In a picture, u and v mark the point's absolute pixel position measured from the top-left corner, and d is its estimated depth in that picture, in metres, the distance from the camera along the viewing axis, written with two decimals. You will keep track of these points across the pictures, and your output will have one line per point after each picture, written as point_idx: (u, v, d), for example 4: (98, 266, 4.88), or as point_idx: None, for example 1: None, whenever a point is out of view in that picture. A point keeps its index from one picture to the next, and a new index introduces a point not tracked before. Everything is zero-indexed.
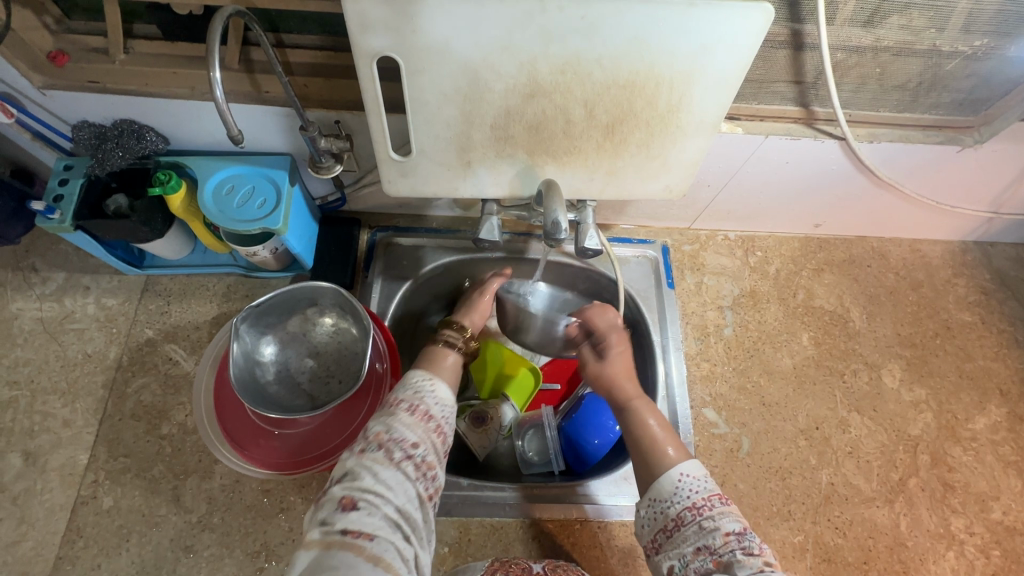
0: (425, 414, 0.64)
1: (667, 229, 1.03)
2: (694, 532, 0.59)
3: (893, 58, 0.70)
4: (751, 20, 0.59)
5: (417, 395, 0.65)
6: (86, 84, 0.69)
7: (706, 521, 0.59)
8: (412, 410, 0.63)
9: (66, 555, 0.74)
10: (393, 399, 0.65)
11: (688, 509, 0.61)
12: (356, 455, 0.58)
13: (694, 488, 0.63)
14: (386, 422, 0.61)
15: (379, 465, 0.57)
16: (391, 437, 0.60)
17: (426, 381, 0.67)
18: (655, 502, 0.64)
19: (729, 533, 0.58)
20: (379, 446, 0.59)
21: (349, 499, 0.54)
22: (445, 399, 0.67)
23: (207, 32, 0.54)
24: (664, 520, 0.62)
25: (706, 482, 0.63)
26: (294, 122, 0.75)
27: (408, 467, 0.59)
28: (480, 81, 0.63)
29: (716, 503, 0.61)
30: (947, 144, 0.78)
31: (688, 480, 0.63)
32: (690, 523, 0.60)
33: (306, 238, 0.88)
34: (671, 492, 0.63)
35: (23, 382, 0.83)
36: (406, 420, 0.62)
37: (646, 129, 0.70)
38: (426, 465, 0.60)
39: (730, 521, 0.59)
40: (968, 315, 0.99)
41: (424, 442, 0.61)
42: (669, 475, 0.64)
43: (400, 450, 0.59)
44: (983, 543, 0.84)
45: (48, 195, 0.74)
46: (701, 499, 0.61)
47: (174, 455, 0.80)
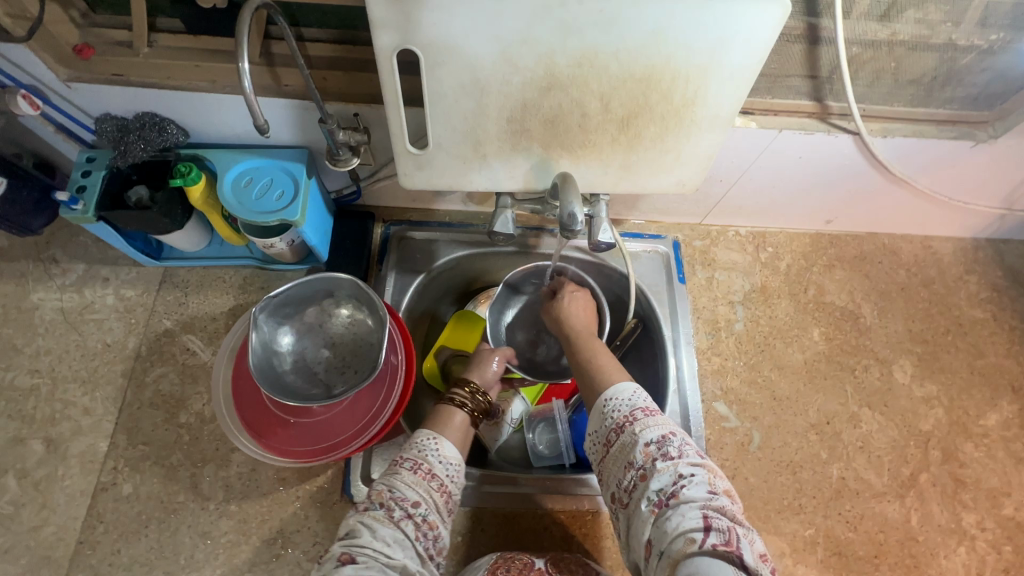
0: (429, 473, 0.61)
1: (678, 224, 1.04)
2: (624, 450, 0.58)
3: (908, 53, 0.70)
4: (768, 15, 0.59)
5: (422, 453, 0.63)
6: (110, 77, 0.70)
7: (631, 435, 0.58)
8: (414, 469, 0.61)
9: (87, 539, 0.75)
10: (398, 456, 0.63)
11: (615, 429, 0.59)
12: (359, 512, 0.57)
13: (620, 406, 0.61)
14: (389, 479, 0.60)
15: (379, 522, 0.55)
16: (393, 494, 0.58)
17: (431, 438, 0.64)
18: (591, 431, 0.63)
19: (651, 444, 0.56)
20: (380, 504, 0.57)
21: (347, 555, 0.53)
22: (451, 458, 0.64)
23: (236, 24, 0.55)
24: (601, 444, 0.61)
25: (632, 400, 0.62)
26: (312, 115, 0.76)
27: (408, 527, 0.56)
28: (498, 75, 0.64)
29: (640, 417, 0.59)
30: (961, 139, 0.78)
31: (615, 399, 0.62)
32: (618, 443, 0.59)
33: (322, 231, 0.89)
34: (600, 417, 0.62)
35: (45, 370, 0.84)
36: (408, 478, 0.60)
37: (661, 123, 0.71)
38: (428, 525, 0.58)
39: (654, 431, 0.57)
40: (980, 311, 0.99)
41: (425, 501, 0.59)
42: (600, 403, 0.63)
43: (400, 509, 0.57)
44: (994, 539, 0.84)
45: (71, 185, 0.76)
46: (626, 414, 0.60)
47: (192, 443, 0.81)
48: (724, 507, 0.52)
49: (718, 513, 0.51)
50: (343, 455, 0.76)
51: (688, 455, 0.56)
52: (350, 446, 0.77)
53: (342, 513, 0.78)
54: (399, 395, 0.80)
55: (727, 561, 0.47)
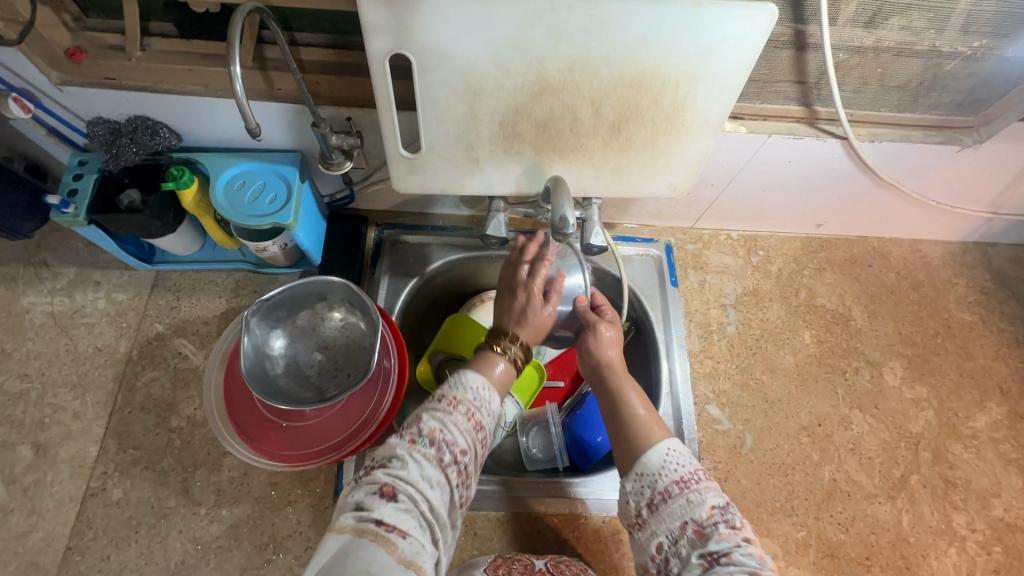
0: (480, 424, 0.60)
1: (670, 228, 1.05)
2: (682, 506, 0.57)
3: (893, 59, 0.71)
4: (755, 21, 0.60)
5: (476, 402, 0.61)
6: (103, 80, 0.70)
7: (695, 493, 0.57)
8: (468, 416, 0.59)
9: (76, 545, 0.75)
10: (452, 396, 0.61)
11: (677, 482, 0.58)
12: (407, 443, 0.56)
13: (681, 461, 0.60)
14: (441, 418, 0.58)
15: (426, 460, 0.55)
16: (444, 436, 0.57)
17: (486, 389, 0.63)
18: (635, 471, 0.61)
19: (714, 508, 0.56)
20: (431, 442, 0.56)
21: (390, 488, 0.53)
22: (496, 412, 0.64)
23: (227, 28, 0.56)
24: (647, 493, 0.59)
25: (691, 458, 0.61)
26: (304, 119, 0.76)
27: (452, 473, 0.56)
28: (490, 79, 0.65)
29: (703, 478, 0.59)
30: (947, 143, 0.79)
31: (677, 451, 0.61)
32: (678, 498, 0.57)
33: (315, 235, 0.89)
34: (658, 464, 0.60)
35: (34, 375, 0.84)
36: (463, 424, 0.59)
37: (652, 128, 0.71)
38: (466, 474, 0.58)
39: (713, 496, 0.57)
40: (968, 314, 1.01)
41: (471, 450, 0.58)
42: (660, 445, 0.61)
43: (450, 454, 0.56)
44: (984, 540, 0.84)
45: (62, 188, 0.76)
46: (689, 471, 0.59)
47: (183, 447, 0.81)
48: None
49: None
50: (334, 459, 0.76)
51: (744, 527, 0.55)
52: (341, 450, 0.77)
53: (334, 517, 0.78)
54: (391, 398, 0.80)
55: None
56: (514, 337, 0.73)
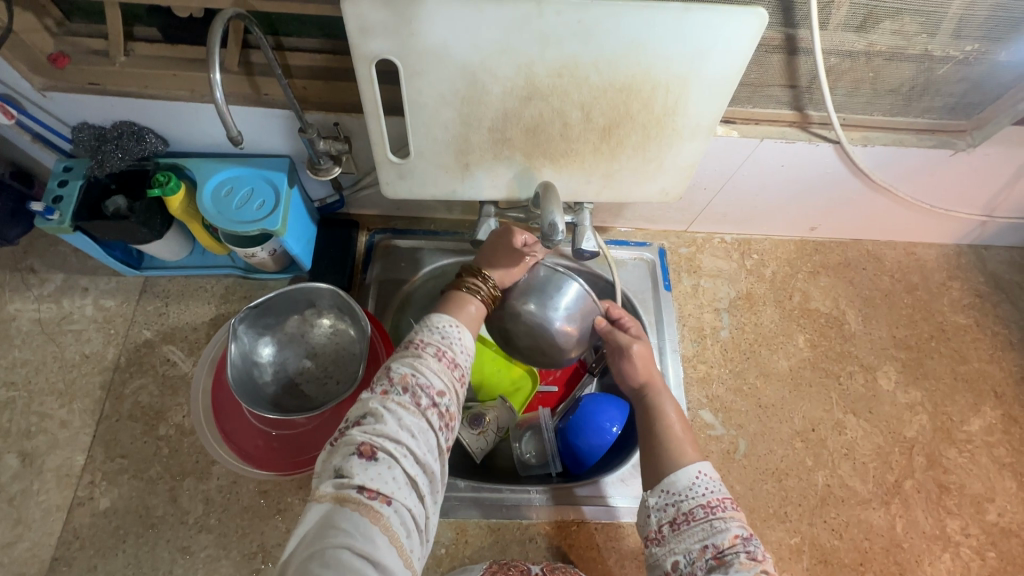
0: (452, 362, 0.60)
1: (663, 232, 1.04)
2: (704, 530, 0.56)
3: (886, 63, 0.71)
4: (745, 25, 0.59)
5: (446, 342, 0.61)
6: (87, 86, 0.69)
7: (719, 519, 0.56)
8: (438, 356, 0.59)
9: (62, 556, 0.74)
10: (419, 340, 0.61)
11: (703, 507, 0.58)
12: (379, 396, 0.55)
13: (709, 488, 0.59)
14: (413, 363, 0.57)
15: (404, 411, 0.54)
16: (418, 380, 0.56)
17: (454, 327, 0.63)
18: (664, 489, 0.61)
19: (737, 538, 0.54)
20: (404, 389, 0.55)
21: (368, 449, 0.51)
22: (469, 349, 0.64)
23: (208, 34, 0.55)
24: (671, 512, 0.59)
25: (720, 485, 0.60)
26: (292, 124, 0.75)
27: (433, 417, 0.55)
28: (478, 84, 0.64)
29: (729, 506, 0.58)
30: (940, 147, 0.79)
31: (704, 475, 0.60)
32: (702, 521, 0.57)
33: (305, 240, 0.88)
34: (686, 485, 0.60)
35: (21, 382, 0.83)
36: (434, 366, 0.58)
37: (643, 132, 0.70)
38: (448, 416, 0.57)
39: (737, 526, 0.56)
40: (963, 317, 1.00)
41: (448, 392, 0.58)
42: (688, 467, 0.62)
43: (426, 397, 0.55)
44: (978, 545, 0.84)
45: (47, 195, 0.75)
46: (716, 499, 0.58)
47: (171, 455, 0.80)
48: None
49: None
50: None
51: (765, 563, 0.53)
52: None
53: None
54: None
55: None
56: (487, 277, 0.76)
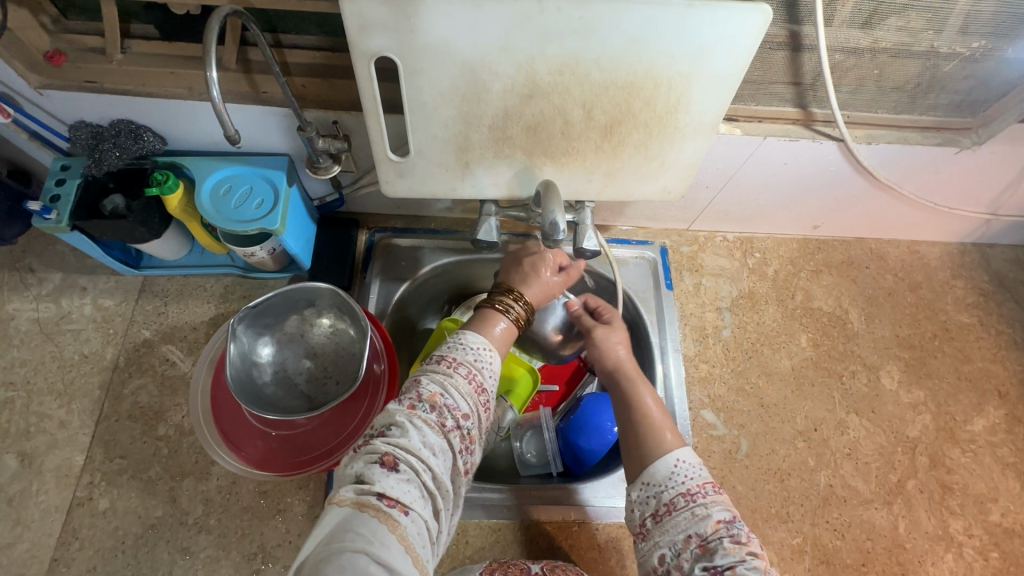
0: (480, 386, 0.60)
1: (665, 231, 1.03)
2: (687, 519, 0.54)
3: (891, 60, 0.70)
4: (749, 22, 0.59)
5: (476, 363, 0.62)
6: (83, 84, 0.68)
7: (700, 507, 0.55)
8: (468, 378, 0.59)
9: (62, 557, 0.74)
10: (451, 357, 0.61)
11: (682, 495, 0.56)
12: (406, 409, 0.55)
13: (689, 474, 0.57)
14: (442, 383, 0.57)
15: (429, 428, 0.54)
16: (445, 401, 0.56)
17: (485, 350, 0.64)
18: (644, 481, 0.59)
19: (719, 522, 0.53)
20: (432, 406, 0.55)
21: (391, 459, 0.51)
22: (496, 375, 0.64)
23: (205, 32, 0.54)
24: (651, 503, 0.57)
25: (700, 469, 0.58)
26: (291, 122, 0.75)
27: (455, 439, 0.55)
28: (478, 82, 0.63)
29: (710, 491, 0.56)
30: (945, 145, 0.78)
31: (682, 463, 0.58)
32: (683, 511, 0.55)
33: (304, 239, 0.87)
34: (665, 475, 0.58)
35: (19, 382, 0.83)
36: (463, 389, 0.58)
37: (644, 130, 0.70)
38: (470, 439, 0.57)
39: (721, 511, 0.54)
40: (967, 316, 0.99)
41: (473, 416, 0.58)
42: (665, 458, 0.59)
43: (452, 418, 0.56)
44: (981, 545, 0.84)
45: (45, 195, 0.74)
46: (697, 484, 0.56)
47: (171, 456, 0.80)
48: None
49: None
50: (324, 468, 0.75)
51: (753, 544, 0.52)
52: (331, 458, 0.76)
53: None
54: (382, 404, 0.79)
55: None
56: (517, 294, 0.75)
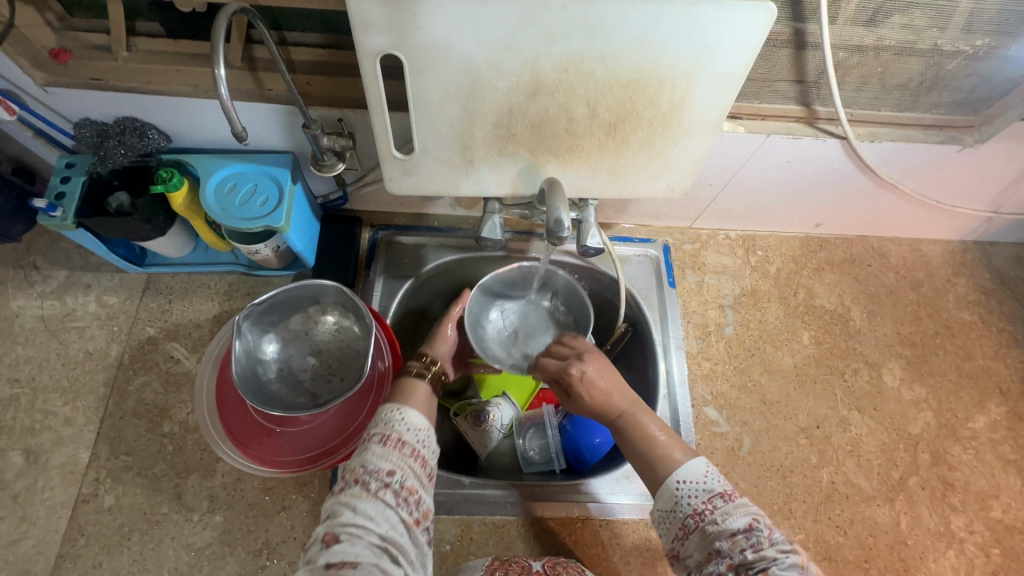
0: (400, 441, 0.59)
1: (668, 228, 1.04)
2: (706, 540, 0.55)
3: (894, 58, 0.70)
4: (753, 20, 0.59)
5: (391, 423, 0.60)
6: (89, 81, 0.68)
7: (714, 526, 0.55)
8: (383, 440, 0.59)
9: (67, 553, 0.74)
10: (367, 431, 0.61)
11: (693, 516, 0.56)
12: (336, 492, 0.56)
13: (695, 491, 0.57)
14: (361, 455, 0.57)
15: (356, 498, 0.54)
16: (365, 469, 0.56)
17: (395, 410, 0.62)
18: (657, 510, 0.60)
19: (737, 534, 0.54)
20: (354, 480, 0.55)
21: (331, 535, 0.52)
22: (420, 423, 0.62)
23: (213, 29, 0.54)
24: (671, 529, 0.58)
25: (706, 483, 0.58)
26: (295, 120, 0.75)
27: (388, 496, 0.55)
28: (483, 80, 0.63)
29: (720, 503, 0.56)
30: (948, 143, 0.79)
31: (688, 483, 0.58)
32: (699, 531, 0.56)
33: (308, 236, 0.88)
34: (672, 501, 0.58)
35: (24, 379, 0.83)
36: (379, 450, 0.57)
37: (648, 128, 0.70)
38: (408, 490, 0.56)
39: (738, 519, 0.55)
40: (968, 314, 1.00)
41: (401, 468, 0.57)
42: (669, 485, 0.59)
43: (376, 480, 0.55)
44: (983, 542, 0.84)
45: (50, 192, 0.74)
46: (704, 501, 0.57)
47: (175, 453, 0.80)
48: None
49: None
50: (330, 464, 0.76)
51: (776, 539, 0.54)
52: (337, 454, 0.76)
53: None
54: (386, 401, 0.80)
55: None
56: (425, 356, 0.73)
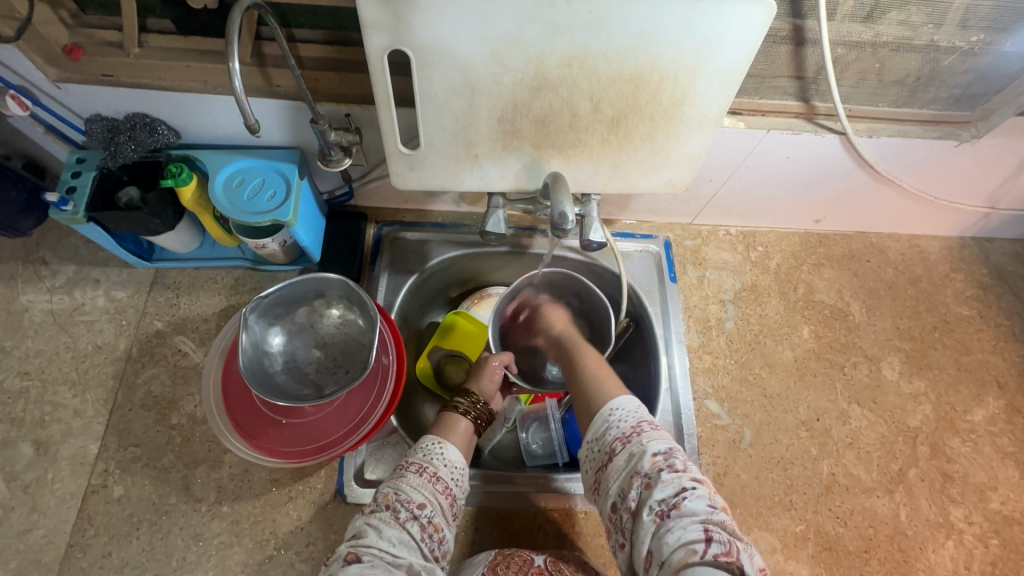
0: (434, 475, 0.63)
1: (669, 225, 1.05)
2: (626, 461, 0.60)
3: (891, 54, 0.72)
4: (753, 15, 0.60)
5: (428, 457, 0.64)
6: (101, 78, 0.70)
7: (637, 446, 0.60)
8: (420, 471, 0.62)
9: (77, 543, 0.75)
10: (405, 461, 0.64)
11: (620, 439, 0.62)
12: (366, 514, 0.58)
13: (626, 419, 0.63)
14: (396, 483, 0.61)
15: (384, 523, 0.56)
16: (398, 497, 0.59)
17: (436, 443, 0.66)
18: (593, 440, 0.65)
19: (656, 455, 0.58)
20: (386, 505, 0.58)
21: (353, 555, 0.54)
22: (456, 461, 0.66)
23: (226, 25, 0.56)
24: (599, 456, 0.63)
25: (636, 413, 0.64)
26: (302, 116, 0.76)
27: (414, 528, 0.57)
28: (488, 75, 0.65)
29: (645, 429, 0.62)
30: (945, 138, 0.80)
31: (620, 411, 0.65)
32: (624, 453, 0.60)
33: (314, 231, 0.89)
34: (605, 426, 0.64)
35: (34, 372, 0.84)
36: (415, 481, 0.61)
37: (651, 123, 0.71)
38: (433, 526, 0.59)
39: (660, 444, 0.59)
40: (966, 309, 1.01)
41: (430, 502, 0.60)
42: (604, 414, 0.66)
43: (406, 510, 0.58)
44: (981, 532, 0.85)
45: (61, 186, 0.76)
46: (632, 427, 0.62)
47: (184, 444, 0.81)
48: (724, 522, 0.53)
49: (718, 527, 0.53)
50: (335, 454, 0.77)
51: (690, 468, 0.57)
52: (341, 446, 0.77)
53: (336, 513, 0.78)
54: (390, 394, 0.81)
55: (724, 569, 0.49)
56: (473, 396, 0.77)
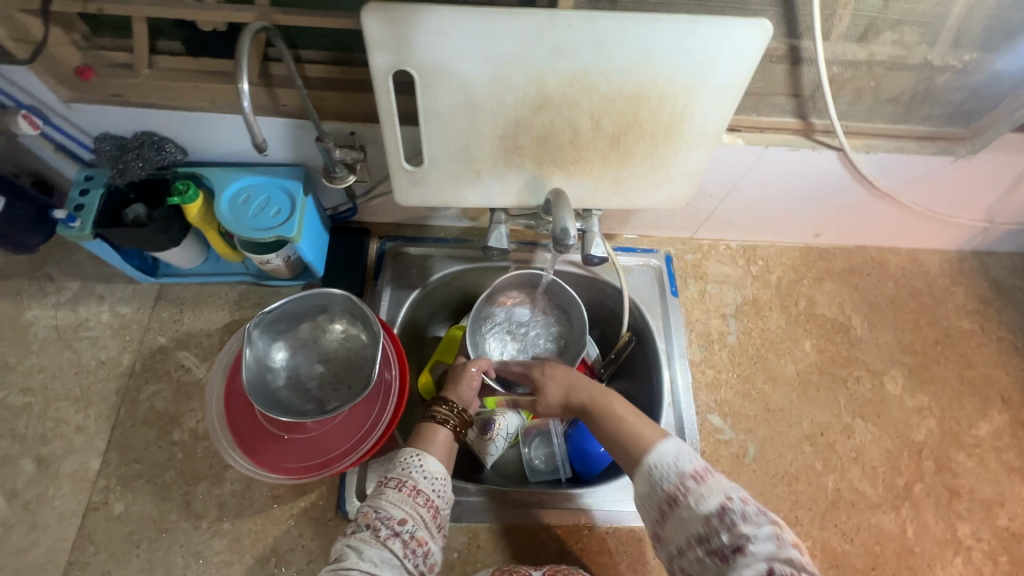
0: (413, 489, 0.62)
1: (670, 239, 1.05)
2: (681, 523, 0.55)
3: (886, 72, 0.73)
4: (749, 36, 0.61)
5: (406, 471, 0.64)
6: (110, 98, 0.72)
7: (687, 507, 0.55)
8: (398, 486, 0.62)
9: (77, 561, 0.74)
10: (383, 476, 0.64)
11: (667, 501, 0.56)
12: (347, 536, 0.58)
13: (668, 474, 0.57)
14: (375, 501, 0.61)
15: (364, 543, 0.57)
16: (378, 515, 0.59)
17: (414, 456, 0.65)
18: (640, 497, 0.60)
19: (711, 515, 0.53)
20: (365, 525, 0.58)
21: None
22: (436, 472, 0.65)
23: (236, 47, 0.57)
24: (653, 517, 0.58)
25: (677, 463, 0.58)
26: (309, 134, 0.77)
27: (395, 546, 0.57)
28: (490, 94, 0.66)
29: (692, 484, 0.56)
30: (941, 155, 0.81)
31: (661, 466, 0.58)
32: (674, 516, 0.56)
33: (318, 247, 0.90)
34: (649, 488, 0.58)
35: (38, 388, 0.84)
36: (394, 496, 0.61)
37: (651, 140, 0.72)
38: (416, 541, 0.59)
39: (711, 500, 0.54)
40: (968, 322, 1.01)
41: (412, 517, 0.60)
42: (645, 471, 0.59)
43: (387, 528, 0.58)
44: (990, 549, 0.84)
45: (69, 204, 0.77)
46: (677, 484, 0.56)
47: (185, 460, 0.80)
48: (797, 560, 0.49)
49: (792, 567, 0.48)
50: (336, 471, 0.76)
51: (748, 514, 0.53)
52: (343, 461, 0.77)
53: (337, 531, 0.77)
54: (393, 409, 0.80)
55: None
56: (452, 403, 0.74)
